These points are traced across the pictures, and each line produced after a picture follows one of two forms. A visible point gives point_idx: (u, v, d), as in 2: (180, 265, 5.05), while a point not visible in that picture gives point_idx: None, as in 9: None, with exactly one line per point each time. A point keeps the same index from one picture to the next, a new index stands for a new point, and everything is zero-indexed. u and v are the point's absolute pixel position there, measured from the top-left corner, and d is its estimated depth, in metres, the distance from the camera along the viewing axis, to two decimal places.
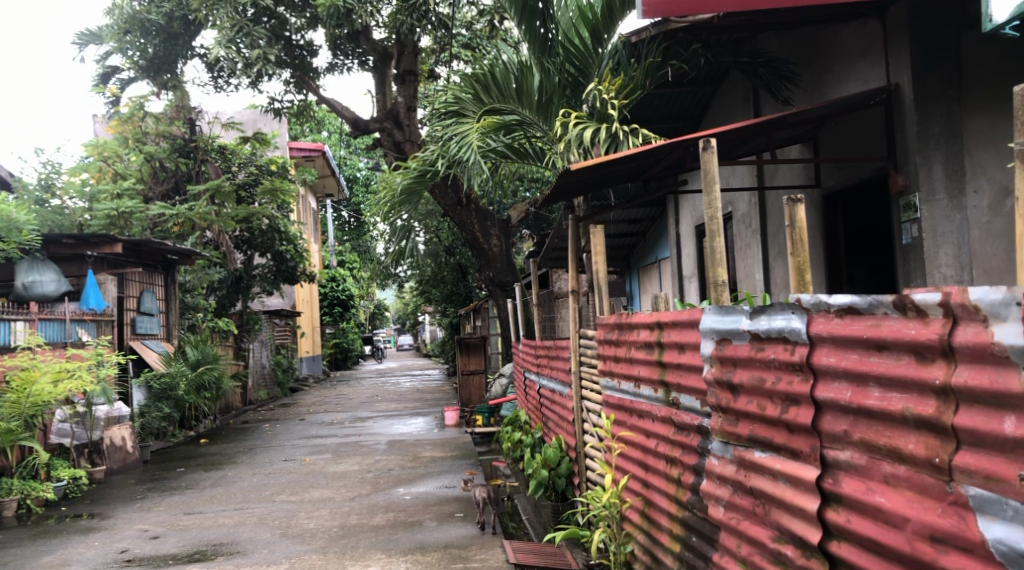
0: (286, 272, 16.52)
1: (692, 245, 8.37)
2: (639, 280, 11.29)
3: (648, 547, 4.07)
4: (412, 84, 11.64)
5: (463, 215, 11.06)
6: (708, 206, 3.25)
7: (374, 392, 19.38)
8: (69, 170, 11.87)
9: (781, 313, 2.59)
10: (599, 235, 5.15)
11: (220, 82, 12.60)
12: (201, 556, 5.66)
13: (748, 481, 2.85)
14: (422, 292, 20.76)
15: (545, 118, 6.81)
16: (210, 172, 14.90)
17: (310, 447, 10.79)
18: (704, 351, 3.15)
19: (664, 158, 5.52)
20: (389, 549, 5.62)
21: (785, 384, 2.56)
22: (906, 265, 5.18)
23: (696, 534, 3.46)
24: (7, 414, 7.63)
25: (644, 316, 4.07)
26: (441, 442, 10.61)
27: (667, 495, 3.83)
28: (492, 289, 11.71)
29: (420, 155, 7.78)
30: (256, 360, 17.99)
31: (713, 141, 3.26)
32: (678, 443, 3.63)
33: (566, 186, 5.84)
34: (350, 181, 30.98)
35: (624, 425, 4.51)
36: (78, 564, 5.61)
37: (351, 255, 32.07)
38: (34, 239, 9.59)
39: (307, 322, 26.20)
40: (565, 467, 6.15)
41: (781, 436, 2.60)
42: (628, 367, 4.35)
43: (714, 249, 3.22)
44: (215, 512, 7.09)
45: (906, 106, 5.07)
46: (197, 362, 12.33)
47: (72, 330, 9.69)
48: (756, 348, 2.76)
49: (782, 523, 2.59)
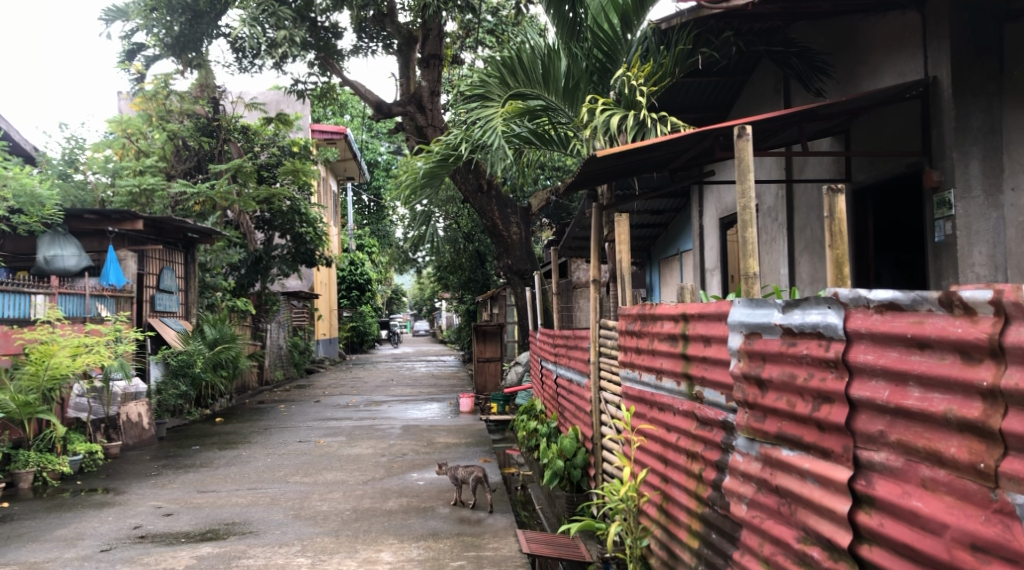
0: (305, 254, 16.52)
1: (716, 238, 8.25)
2: (659, 272, 11.19)
3: (665, 542, 3.99)
4: (436, 68, 11.53)
5: (483, 202, 10.99)
6: (741, 195, 3.15)
7: (389, 377, 19.39)
8: (93, 146, 11.89)
9: (816, 307, 2.49)
10: (623, 224, 5.06)
11: (245, 62, 12.57)
12: (213, 535, 5.64)
13: (774, 480, 2.77)
14: (439, 278, 20.73)
15: (571, 104, 6.65)
16: (233, 152, 14.92)
17: (324, 430, 10.79)
18: (732, 345, 3.06)
19: (692, 147, 5.39)
20: (401, 534, 5.58)
21: (818, 380, 2.47)
22: (937, 263, 5.05)
23: (715, 531, 3.38)
24: (25, 386, 7.67)
25: (668, 307, 3.99)
26: (455, 429, 10.59)
27: (687, 491, 3.75)
28: (511, 277, 11.62)
29: (444, 139, 7.71)
30: (273, 341, 18.03)
31: (748, 128, 3.17)
32: (700, 438, 3.55)
33: (591, 173, 5.73)
34: (370, 166, 30.99)
35: (644, 418, 4.43)
36: (91, 538, 5.61)
37: (370, 239, 32.10)
38: (57, 214, 9.63)
39: (325, 305, 26.25)
40: (581, 457, 6.07)
41: (811, 435, 2.51)
42: (650, 359, 4.27)
43: (747, 239, 3.13)
44: (229, 491, 7.09)
45: (943, 100, 4.93)
46: (215, 341, 12.36)
47: (92, 305, 9.72)
48: (788, 343, 2.67)
49: (809, 524, 2.51)
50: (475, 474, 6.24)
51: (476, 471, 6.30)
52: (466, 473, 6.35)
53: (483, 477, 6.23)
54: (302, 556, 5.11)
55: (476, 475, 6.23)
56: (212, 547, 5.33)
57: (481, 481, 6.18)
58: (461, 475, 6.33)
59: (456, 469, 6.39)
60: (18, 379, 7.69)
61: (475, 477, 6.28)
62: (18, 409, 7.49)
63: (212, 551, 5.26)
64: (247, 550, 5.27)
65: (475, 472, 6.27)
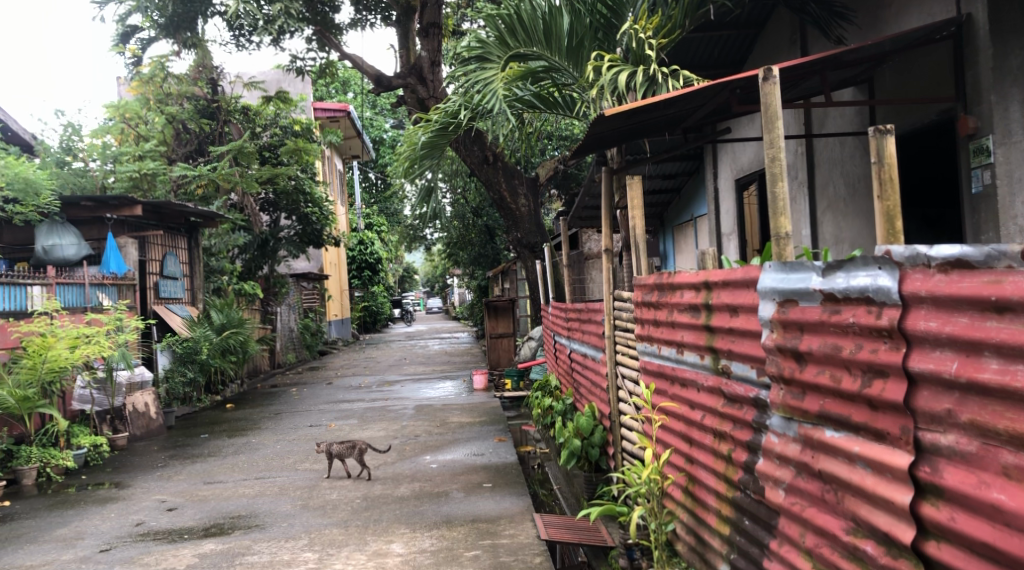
0: (312, 235, 16.20)
1: (731, 201, 7.88)
2: (673, 239, 10.82)
3: (692, 527, 3.71)
4: (436, 38, 11.07)
5: (489, 174, 10.66)
6: (769, 145, 2.80)
7: (403, 356, 19.13)
8: (91, 133, 11.60)
9: (863, 267, 2.19)
10: (635, 187, 4.69)
11: (242, 40, 12.20)
12: (217, 530, 5.40)
13: (816, 464, 2.47)
14: (449, 255, 20.39)
15: (575, 64, 6.28)
16: (233, 133, 14.56)
17: (336, 413, 10.55)
18: (763, 315, 2.74)
19: (708, 103, 5.02)
20: (413, 523, 5.33)
21: (868, 352, 2.18)
22: (975, 216, 4.72)
23: (749, 517, 3.09)
24: (23, 380, 7.40)
25: (688, 275, 3.66)
26: (469, 407, 10.33)
27: (714, 474, 3.45)
28: (520, 250, 11.25)
29: (442, 107, 7.33)
30: (284, 323, 17.82)
31: (775, 69, 2.80)
32: (727, 416, 3.24)
33: (599, 135, 5.37)
34: (376, 143, 30.50)
35: (665, 394, 4.11)
36: (91, 538, 5.38)
37: (379, 217, 31.74)
38: (54, 201, 9.36)
39: (335, 285, 25.97)
40: (598, 436, 5.77)
41: (860, 415, 2.23)
42: (670, 332, 3.95)
43: (777, 195, 2.78)
44: (236, 482, 6.86)
45: (978, 39, 4.55)
46: (222, 326, 12.04)
47: (92, 295, 9.44)
48: (830, 311, 2.36)
49: (861, 515, 2.23)
50: (356, 448, 6.58)
51: (356, 445, 6.64)
52: (345, 448, 6.66)
53: (363, 449, 6.60)
54: (309, 551, 4.87)
55: (357, 449, 6.58)
56: (216, 544, 5.08)
57: (362, 455, 6.55)
58: (341, 450, 6.63)
59: (335, 445, 6.66)
60: (16, 374, 7.42)
61: (355, 451, 6.63)
62: (17, 404, 7.23)
63: (216, 547, 5.02)
64: (252, 546, 5.02)
65: (355, 446, 6.60)
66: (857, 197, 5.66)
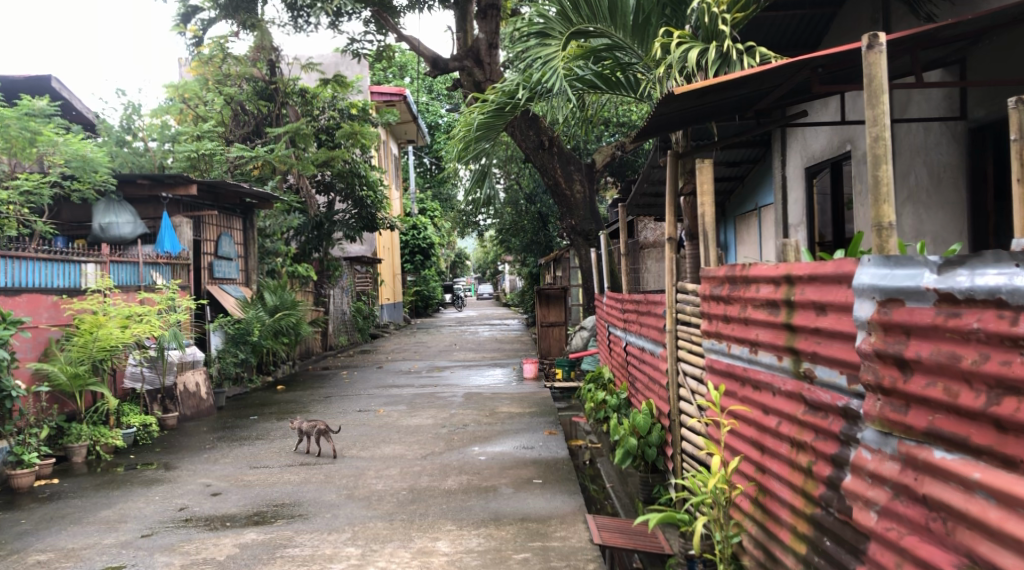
0: (366, 219, 16.09)
1: (800, 190, 7.46)
2: (735, 230, 10.41)
3: (761, 541, 3.42)
4: (494, 19, 10.80)
5: (544, 159, 10.36)
6: (873, 123, 2.44)
7: (453, 341, 18.99)
8: (150, 112, 11.62)
9: (994, 264, 1.89)
10: (706, 171, 4.37)
11: (300, 23, 12.11)
12: (261, 519, 5.27)
13: (919, 487, 2.16)
14: (501, 241, 20.17)
15: (640, 41, 5.90)
16: (290, 115, 14.38)
17: (385, 398, 10.41)
18: (858, 315, 2.41)
19: (785, 82, 4.63)
20: (460, 519, 5.12)
21: (997, 364, 1.88)
22: None
23: (830, 537, 2.78)
24: (75, 358, 7.37)
25: (766, 268, 3.34)
26: (519, 397, 10.11)
27: (789, 487, 3.15)
28: (575, 239, 10.88)
29: (498, 86, 7.12)
30: (336, 306, 17.81)
31: (881, 36, 2.44)
32: (809, 425, 2.94)
33: (665, 116, 5.04)
34: (431, 128, 30.33)
35: (734, 396, 3.82)
36: (134, 522, 5.28)
37: (434, 202, 31.56)
38: (110, 179, 9.33)
39: (388, 269, 25.95)
40: (656, 435, 5.47)
41: (983, 437, 1.93)
42: (743, 330, 3.63)
43: (880, 179, 2.42)
44: (282, 467, 6.75)
45: None
46: (275, 307, 12.00)
47: (146, 274, 9.40)
48: (946, 315, 2.04)
49: (978, 551, 1.94)
50: (318, 426, 7.04)
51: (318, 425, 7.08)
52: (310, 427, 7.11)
53: (326, 429, 7.04)
54: (352, 546, 4.68)
55: (320, 428, 7.01)
56: (257, 534, 4.94)
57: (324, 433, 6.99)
58: (306, 428, 7.08)
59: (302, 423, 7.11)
60: (68, 350, 7.40)
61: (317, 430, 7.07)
62: (68, 381, 7.22)
63: (257, 538, 4.87)
64: (294, 537, 4.86)
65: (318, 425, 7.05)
66: (942, 187, 5.29)
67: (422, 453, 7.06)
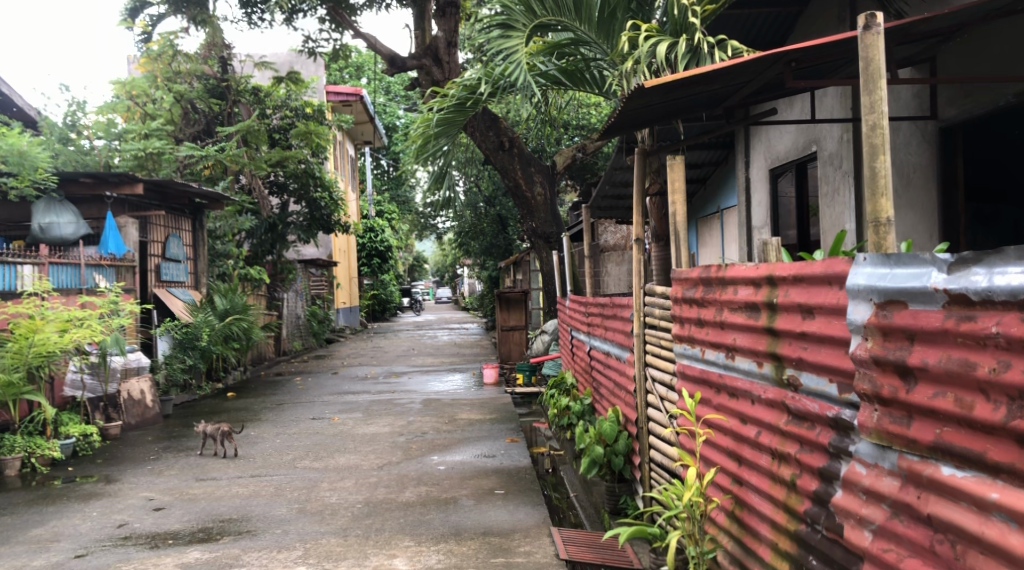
0: (321, 221, 15.69)
1: (764, 191, 7.34)
2: (697, 232, 10.30)
3: (737, 557, 3.22)
4: (452, 18, 10.57)
5: (504, 160, 10.15)
6: (870, 109, 2.29)
7: (411, 346, 18.61)
8: (96, 109, 11.10)
9: (1017, 260, 1.73)
10: (677, 168, 4.17)
11: (254, 19, 11.71)
12: (205, 536, 4.95)
13: (924, 507, 1.99)
14: (460, 245, 19.92)
15: (605, 38, 5.70)
16: (242, 114, 14.01)
17: (340, 405, 10.08)
18: (852, 318, 2.24)
19: (756, 77, 4.47)
20: (418, 534, 4.85)
21: (1019, 373, 1.72)
22: None
23: (817, 557, 2.59)
24: (8, 365, 6.89)
25: (744, 268, 3.15)
26: (479, 403, 9.86)
27: (770, 501, 2.96)
28: (535, 241, 10.63)
29: (459, 80, 6.84)
30: (289, 310, 17.36)
31: (879, 17, 2.30)
32: (793, 436, 2.75)
33: (632, 113, 4.82)
34: (389, 130, 29.93)
35: (709, 405, 3.62)
36: (67, 541, 4.92)
37: (391, 205, 31.11)
38: (51, 177, 8.84)
39: (344, 272, 25.47)
40: (623, 443, 5.26)
41: (1002, 453, 1.77)
42: (718, 334, 3.43)
43: (877, 170, 2.26)
44: (229, 479, 6.42)
45: None
46: (226, 311, 11.58)
47: (88, 276, 8.94)
48: (958, 318, 1.88)
49: None
50: (222, 429, 7.17)
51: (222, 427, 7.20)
52: (214, 430, 7.22)
53: (230, 430, 7.18)
54: (303, 565, 4.40)
55: (223, 431, 7.15)
56: (201, 552, 4.63)
57: (229, 435, 7.14)
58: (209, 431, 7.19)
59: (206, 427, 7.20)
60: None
61: (222, 433, 7.20)
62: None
63: (201, 557, 4.56)
64: (241, 556, 4.56)
65: (221, 428, 7.18)
66: (912, 187, 5.16)
67: (379, 464, 6.76)
